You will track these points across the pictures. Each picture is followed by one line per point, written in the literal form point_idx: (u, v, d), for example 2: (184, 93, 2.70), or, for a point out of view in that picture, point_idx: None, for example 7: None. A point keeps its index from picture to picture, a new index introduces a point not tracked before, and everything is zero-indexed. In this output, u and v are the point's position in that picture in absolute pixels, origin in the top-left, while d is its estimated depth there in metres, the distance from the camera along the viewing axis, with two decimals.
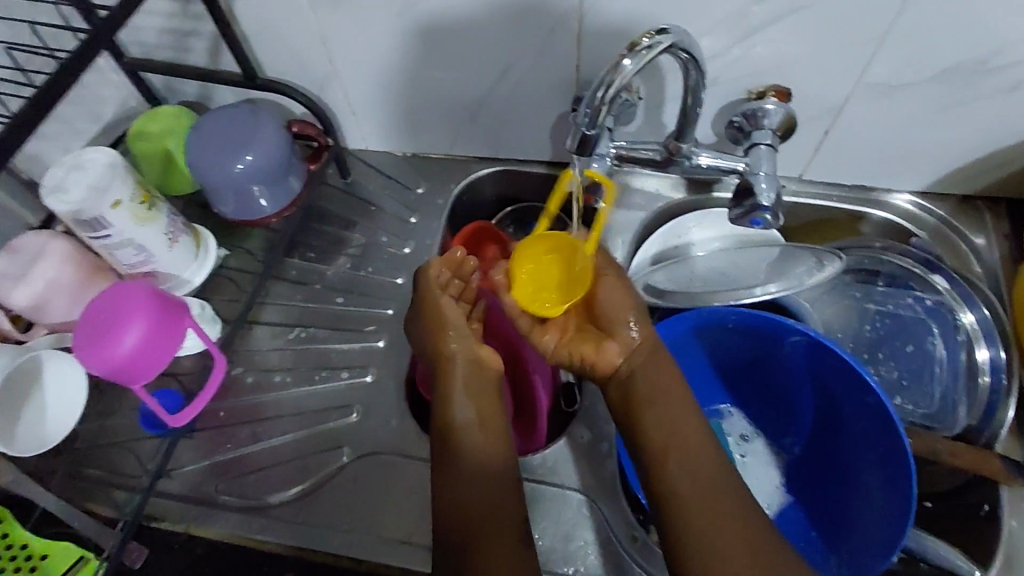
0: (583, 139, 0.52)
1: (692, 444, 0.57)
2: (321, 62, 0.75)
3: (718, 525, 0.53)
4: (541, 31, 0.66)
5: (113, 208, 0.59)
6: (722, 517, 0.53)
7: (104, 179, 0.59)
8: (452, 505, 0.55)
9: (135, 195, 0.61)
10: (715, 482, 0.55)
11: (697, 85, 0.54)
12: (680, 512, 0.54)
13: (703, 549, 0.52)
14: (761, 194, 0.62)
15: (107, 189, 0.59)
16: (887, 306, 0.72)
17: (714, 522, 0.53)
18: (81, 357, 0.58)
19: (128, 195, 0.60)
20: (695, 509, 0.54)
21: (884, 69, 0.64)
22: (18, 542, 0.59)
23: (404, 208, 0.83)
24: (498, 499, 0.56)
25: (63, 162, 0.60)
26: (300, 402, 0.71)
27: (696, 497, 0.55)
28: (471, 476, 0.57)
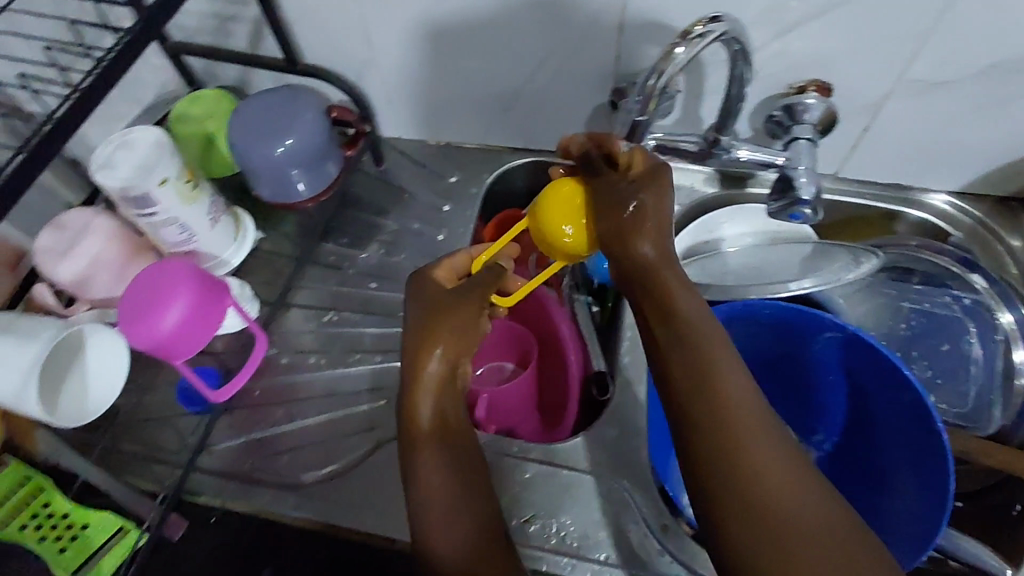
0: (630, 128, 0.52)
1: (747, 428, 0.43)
2: (360, 49, 0.75)
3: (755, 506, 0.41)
4: (581, 23, 0.67)
5: (160, 185, 0.60)
6: (750, 428, 0.43)
7: (152, 157, 0.60)
8: (403, 451, 0.52)
9: (181, 174, 0.62)
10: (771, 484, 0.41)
11: (741, 75, 0.55)
12: (698, 426, 0.44)
13: (736, 472, 0.42)
14: (802, 188, 0.62)
15: (154, 167, 0.60)
16: (922, 304, 0.71)
17: (753, 453, 0.42)
18: (126, 333, 0.60)
19: (175, 174, 0.61)
20: (712, 418, 0.44)
21: (926, 65, 0.64)
22: (59, 514, 0.60)
23: (437, 196, 0.83)
24: (463, 445, 0.53)
25: (111, 139, 0.62)
26: (333, 383, 0.71)
27: (715, 419, 0.44)
28: (444, 439, 0.52)
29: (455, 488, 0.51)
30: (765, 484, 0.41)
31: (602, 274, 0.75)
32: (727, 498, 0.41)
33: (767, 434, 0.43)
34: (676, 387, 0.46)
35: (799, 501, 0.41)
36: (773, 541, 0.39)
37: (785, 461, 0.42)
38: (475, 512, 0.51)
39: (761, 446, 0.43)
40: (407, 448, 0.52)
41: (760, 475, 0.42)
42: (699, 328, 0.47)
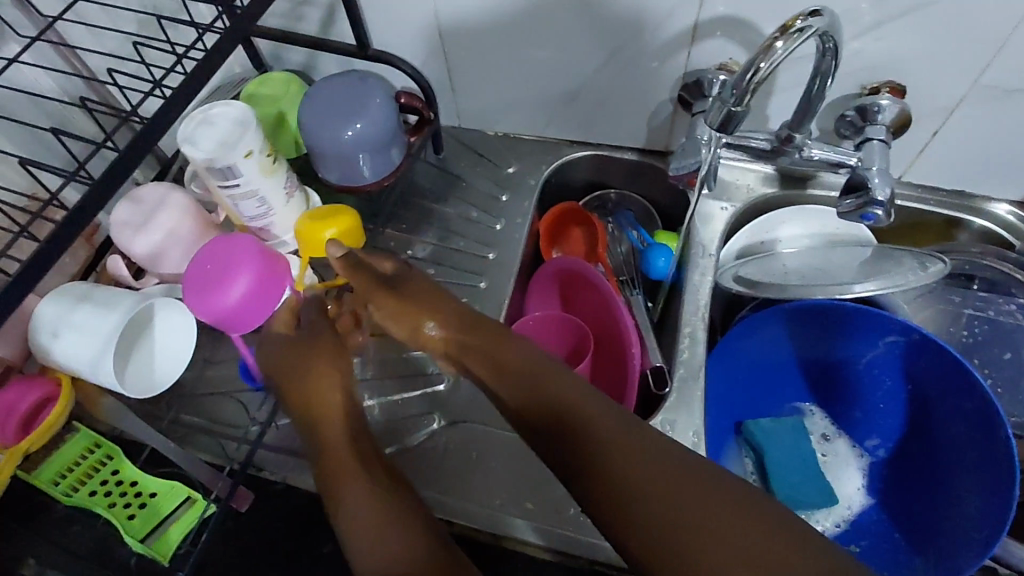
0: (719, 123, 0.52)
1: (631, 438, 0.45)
2: (430, 37, 0.76)
3: (664, 501, 0.42)
4: (656, 17, 0.67)
5: (245, 158, 0.63)
6: (643, 447, 0.45)
7: (238, 130, 0.63)
8: (328, 478, 0.52)
9: (264, 148, 0.65)
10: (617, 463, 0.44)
11: (828, 72, 0.54)
12: (583, 448, 0.46)
13: (634, 499, 0.42)
14: (876, 189, 0.61)
15: (240, 140, 0.62)
16: (986, 311, 0.71)
17: (629, 469, 0.44)
18: (194, 304, 0.61)
19: (258, 147, 0.64)
20: (584, 443, 0.46)
21: (1005, 70, 0.63)
22: (130, 481, 0.61)
23: (495, 186, 0.84)
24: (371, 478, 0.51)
25: (199, 113, 0.64)
26: (392, 367, 0.72)
27: (603, 461, 0.45)
28: (341, 461, 0.53)
29: (374, 502, 0.49)
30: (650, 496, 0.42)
31: (659, 270, 0.78)
32: (613, 503, 0.43)
33: (647, 460, 0.44)
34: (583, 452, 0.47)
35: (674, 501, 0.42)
36: (669, 526, 0.41)
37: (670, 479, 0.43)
38: (400, 521, 0.46)
39: (663, 472, 0.43)
40: (331, 473, 0.52)
41: (645, 495, 0.43)
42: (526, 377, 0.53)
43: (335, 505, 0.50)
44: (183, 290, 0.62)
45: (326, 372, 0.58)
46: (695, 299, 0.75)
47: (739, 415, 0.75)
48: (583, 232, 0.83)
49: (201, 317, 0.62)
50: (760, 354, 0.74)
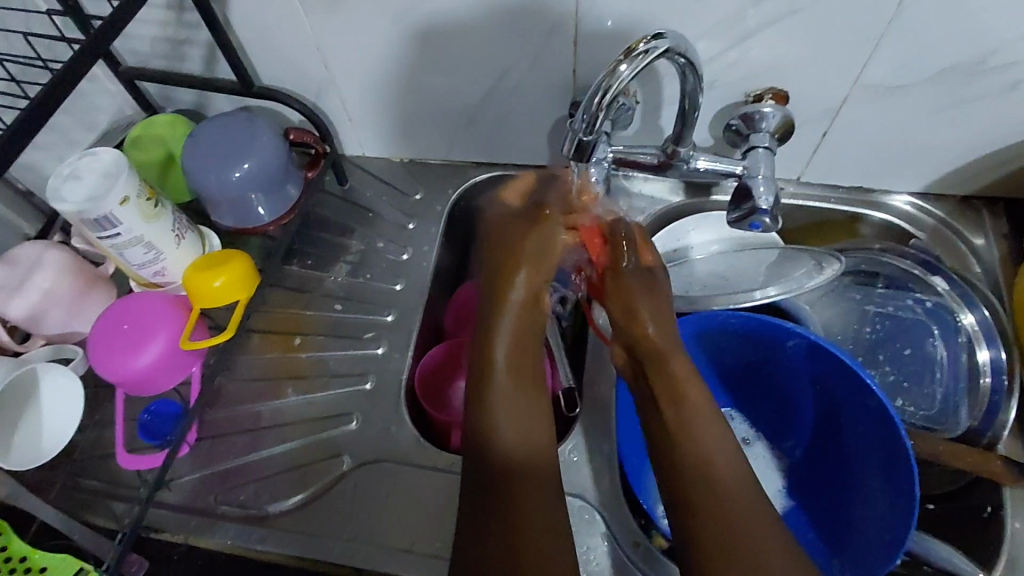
0: (581, 145, 0.51)
1: (719, 461, 0.55)
2: (318, 69, 0.74)
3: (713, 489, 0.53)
4: (536, 38, 0.66)
5: (121, 205, 0.59)
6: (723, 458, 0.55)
7: (110, 177, 0.59)
8: (484, 497, 0.52)
9: (142, 192, 0.61)
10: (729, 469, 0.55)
11: (694, 88, 0.54)
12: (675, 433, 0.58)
13: (706, 491, 0.54)
14: (759, 197, 0.62)
15: (114, 186, 0.59)
16: (886, 307, 0.72)
17: (699, 468, 0.55)
18: (102, 364, 0.63)
19: (136, 192, 0.60)
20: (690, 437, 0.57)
21: (880, 71, 0.64)
22: (18, 555, 0.58)
23: (402, 214, 0.82)
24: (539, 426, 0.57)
25: (68, 162, 0.61)
26: (299, 411, 0.70)
27: (695, 456, 0.56)
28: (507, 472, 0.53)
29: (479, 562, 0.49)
30: (737, 511, 0.52)
31: None
32: (706, 517, 0.52)
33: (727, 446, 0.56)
34: (671, 428, 0.58)
35: (737, 497, 0.53)
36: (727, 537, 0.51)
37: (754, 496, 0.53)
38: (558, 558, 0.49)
39: (728, 480, 0.54)
40: (489, 509, 0.51)
41: (730, 506, 0.52)
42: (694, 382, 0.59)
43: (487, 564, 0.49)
44: (92, 351, 0.63)
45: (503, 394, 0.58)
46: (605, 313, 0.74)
47: None
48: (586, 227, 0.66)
49: (107, 378, 0.63)
50: None
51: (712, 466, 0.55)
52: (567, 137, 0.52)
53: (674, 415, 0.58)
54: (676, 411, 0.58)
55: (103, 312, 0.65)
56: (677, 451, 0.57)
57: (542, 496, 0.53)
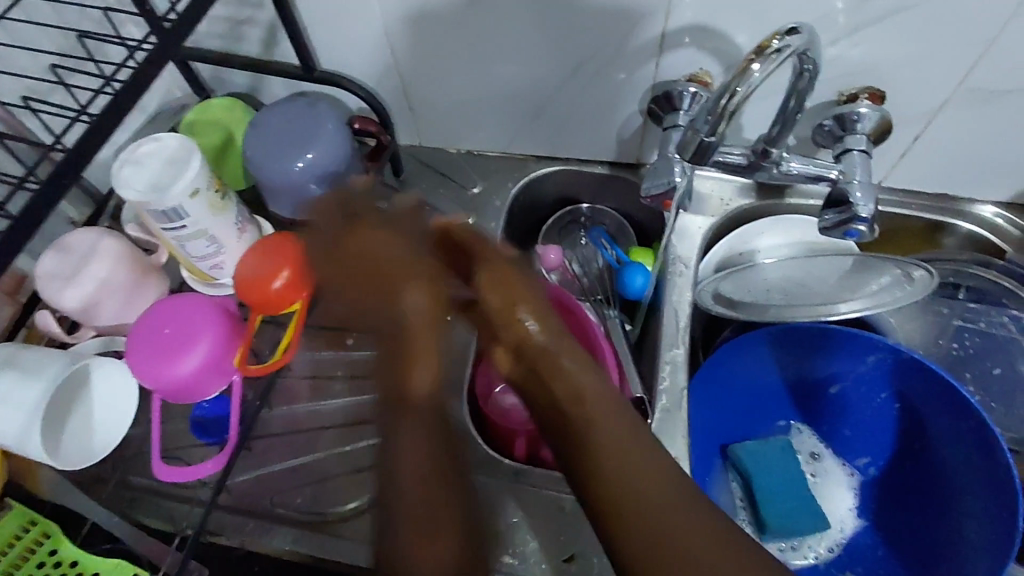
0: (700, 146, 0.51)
1: (595, 406, 0.41)
2: (383, 55, 0.71)
3: (591, 443, 0.39)
4: (621, 27, 0.62)
5: (191, 197, 0.56)
6: (593, 404, 0.41)
7: (180, 166, 0.56)
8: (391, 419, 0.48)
9: (212, 184, 0.58)
10: (589, 393, 0.42)
11: (806, 88, 0.50)
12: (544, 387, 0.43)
13: (609, 472, 0.37)
14: (860, 204, 0.58)
15: (184, 176, 0.55)
16: (976, 323, 0.68)
17: (591, 436, 0.39)
18: (148, 367, 0.58)
19: (206, 184, 0.57)
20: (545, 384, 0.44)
21: (989, 73, 0.60)
22: (68, 561, 0.55)
23: (460, 208, 0.79)
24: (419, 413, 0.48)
25: (133, 146, 0.58)
26: (356, 412, 0.67)
27: (595, 449, 0.39)
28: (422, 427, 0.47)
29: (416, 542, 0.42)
30: (617, 441, 0.39)
31: (636, 289, 0.74)
32: (603, 509, 0.37)
33: (613, 408, 0.40)
34: (513, 346, 0.47)
35: (641, 472, 0.37)
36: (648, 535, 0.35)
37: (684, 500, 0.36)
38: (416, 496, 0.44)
39: (632, 462, 0.37)
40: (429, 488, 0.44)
41: (625, 469, 0.37)
42: (552, 323, 0.47)
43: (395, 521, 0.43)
44: (132, 354, 0.58)
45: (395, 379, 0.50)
46: (675, 318, 0.71)
47: (723, 438, 0.71)
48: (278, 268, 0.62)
49: (149, 385, 0.59)
50: (743, 375, 0.71)
51: (611, 437, 0.39)
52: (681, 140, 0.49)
53: (560, 388, 0.43)
54: (545, 360, 0.45)
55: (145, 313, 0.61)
56: (564, 413, 0.42)
57: (429, 436, 0.47)
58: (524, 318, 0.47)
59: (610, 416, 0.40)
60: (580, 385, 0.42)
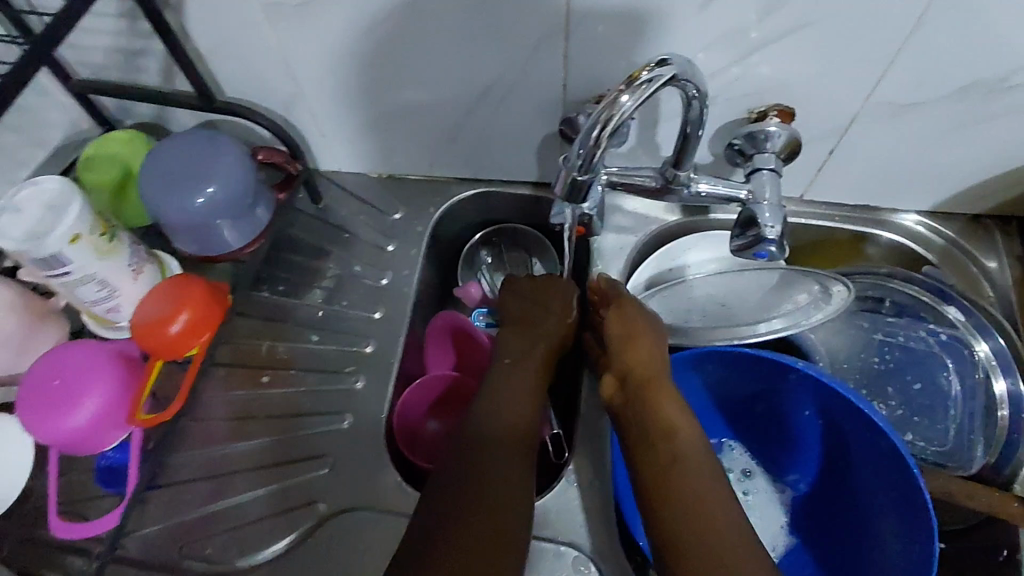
0: (577, 186, 0.47)
1: (696, 456, 0.52)
2: (288, 81, 0.69)
3: (694, 508, 0.49)
4: (524, 50, 0.61)
5: (72, 243, 0.54)
6: (695, 457, 0.52)
7: (58, 211, 0.54)
8: (463, 490, 0.49)
9: (96, 227, 0.56)
10: (707, 490, 0.50)
11: (699, 116, 0.49)
12: (642, 418, 0.56)
13: (673, 524, 0.49)
14: (766, 225, 0.57)
15: (63, 223, 0.53)
16: (896, 336, 0.67)
17: (677, 512, 0.49)
18: (38, 422, 0.56)
19: (88, 228, 0.55)
20: (666, 460, 0.52)
21: (894, 86, 0.59)
22: None
23: (381, 234, 0.77)
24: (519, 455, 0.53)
25: (9, 191, 0.55)
26: (270, 453, 0.65)
27: (691, 496, 0.50)
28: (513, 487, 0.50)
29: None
30: (710, 492, 0.50)
31: None
32: (686, 555, 0.47)
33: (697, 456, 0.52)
34: (653, 429, 0.55)
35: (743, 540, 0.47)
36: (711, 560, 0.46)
37: (765, 568, 0.45)
38: (506, 530, 0.47)
39: (732, 540, 0.47)
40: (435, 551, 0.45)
41: (718, 541, 0.47)
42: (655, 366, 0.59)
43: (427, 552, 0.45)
44: (22, 410, 0.56)
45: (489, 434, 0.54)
46: None
47: None
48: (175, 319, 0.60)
49: (42, 440, 0.57)
50: None
51: (687, 496, 0.50)
52: (561, 172, 0.48)
53: (665, 450, 0.53)
54: (669, 447, 0.53)
55: (36, 364, 0.58)
56: (665, 479, 0.51)
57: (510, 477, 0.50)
58: (670, 407, 0.55)
59: (712, 514, 0.48)
60: (700, 480, 0.50)
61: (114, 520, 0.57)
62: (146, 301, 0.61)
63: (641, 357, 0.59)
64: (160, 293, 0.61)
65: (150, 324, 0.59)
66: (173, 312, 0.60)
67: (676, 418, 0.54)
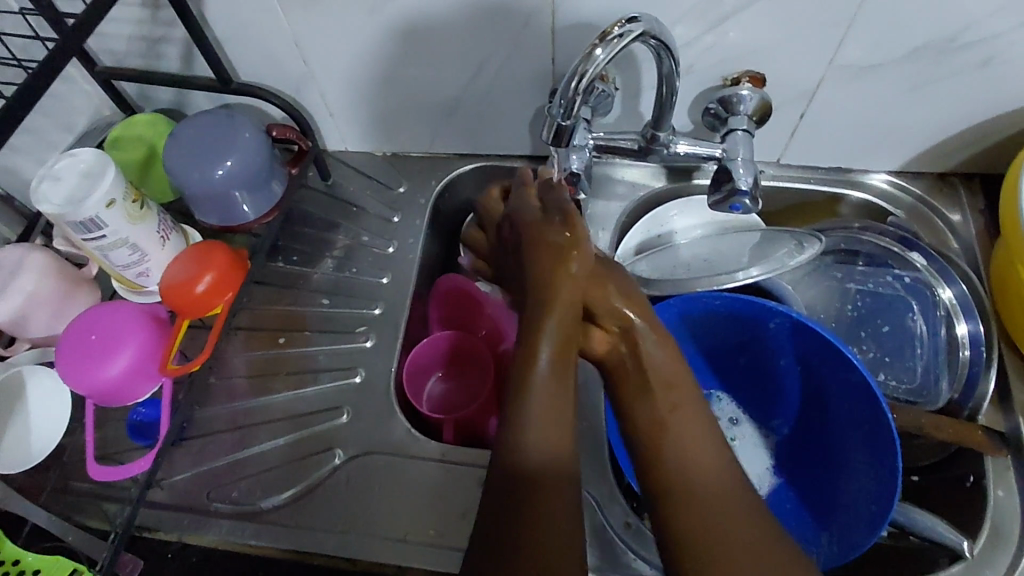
0: (559, 130, 0.53)
1: (686, 394, 0.55)
2: (298, 64, 0.74)
3: (686, 449, 0.52)
4: (515, 27, 0.66)
5: (108, 207, 0.59)
6: (683, 396, 0.55)
7: (93, 180, 0.59)
8: (517, 501, 0.47)
9: (128, 195, 0.61)
10: (691, 427, 0.53)
11: (670, 72, 0.55)
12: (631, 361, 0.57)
13: (673, 480, 0.51)
14: (740, 178, 0.62)
15: (100, 189, 0.58)
16: (867, 285, 0.73)
17: (670, 447, 0.52)
18: (71, 375, 0.61)
19: (122, 195, 0.60)
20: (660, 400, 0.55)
21: (853, 51, 0.65)
22: (10, 559, 0.57)
23: (386, 207, 0.83)
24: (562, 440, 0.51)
25: (46, 163, 0.60)
26: (288, 406, 0.70)
27: (683, 433, 0.53)
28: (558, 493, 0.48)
29: None
30: (695, 428, 0.53)
31: None
32: (675, 487, 0.50)
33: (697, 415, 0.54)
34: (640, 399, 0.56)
35: (727, 474, 0.50)
36: (699, 494, 0.49)
37: (746, 492, 0.49)
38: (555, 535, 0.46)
39: (717, 473, 0.50)
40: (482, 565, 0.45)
41: (706, 470, 0.51)
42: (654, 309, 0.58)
43: (494, 553, 0.45)
44: (59, 363, 0.61)
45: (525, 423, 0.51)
46: None
47: None
48: (198, 281, 0.65)
49: (79, 390, 0.62)
50: None
51: (690, 453, 0.52)
52: (545, 121, 0.54)
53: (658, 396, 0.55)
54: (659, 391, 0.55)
55: (72, 323, 0.64)
56: (659, 442, 0.53)
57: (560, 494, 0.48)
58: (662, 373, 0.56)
59: (699, 446, 0.52)
60: (685, 420, 0.53)
61: (149, 462, 0.62)
62: (174, 264, 0.66)
63: (624, 298, 0.57)
64: (185, 258, 0.66)
65: (174, 287, 0.64)
66: (196, 275, 0.65)
67: (662, 359, 0.56)
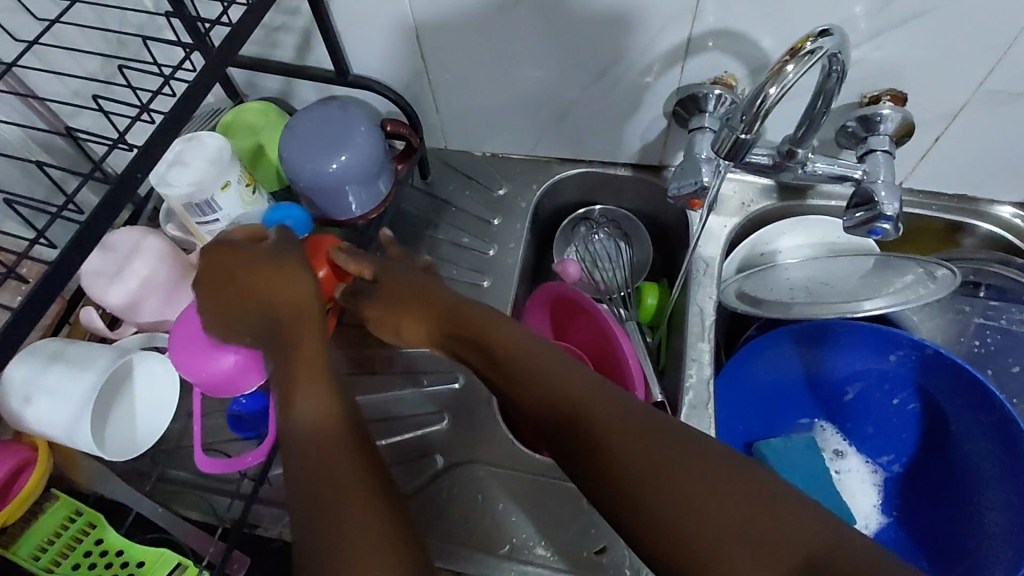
0: (736, 145, 0.53)
1: (546, 374, 0.48)
2: (413, 59, 0.73)
3: (596, 438, 0.43)
4: (647, 33, 0.64)
5: (223, 190, 0.59)
6: (578, 378, 0.47)
7: (211, 165, 0.59)
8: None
9: (242, 178, 0.62)
10: (590, 406, 0.45)
11: (831, 89, 0.52)
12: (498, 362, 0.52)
13: (611, 492, 0.41)
14: (885, 202, 0.59)
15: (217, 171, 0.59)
16: (999, 320, 0.72)
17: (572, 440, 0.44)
18: (185, 363, 0.59)
19: (237, 178, 0.61)
20: (544, 390, 0.47)
21: (1008, 75, 0.61)
22: (114, 549, 0.56)
23: (486, 209, 0.81)
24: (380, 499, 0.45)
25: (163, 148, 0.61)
26: (388, 407, 0.69)
27: (574, 415, 0.45)
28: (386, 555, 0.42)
29: None
30: (583, 409, 0.45)
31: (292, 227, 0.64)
32: (594, 481, 0.43)
33: (560, 407, 0.46)
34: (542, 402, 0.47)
35: (647, 449, 0.41)
36: (623, 484, 0.41)
37: (670, 473, 0.40)
38: None
39: (633, 453, 0.42)
40: None
41: (617, 451, 0.42)
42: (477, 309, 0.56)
43: None
44: (173, 348, 0.59)
45: (317, 453, 0.47)
46: (700, 318, 0.73)
47: (747, 435, 0.72)
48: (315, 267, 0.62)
49: (191, 380, 0.59)
50: (768, 373, 0.73)
51: (630, 463, 0.41)
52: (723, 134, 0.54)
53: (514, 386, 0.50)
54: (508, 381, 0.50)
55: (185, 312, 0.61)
56: (567, 432, 0.45)
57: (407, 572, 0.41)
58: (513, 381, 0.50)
59: (607, 426, 0.43)
60: (578, 397, 0.46)
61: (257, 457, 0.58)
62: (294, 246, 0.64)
63: (440, 311, 0.58)
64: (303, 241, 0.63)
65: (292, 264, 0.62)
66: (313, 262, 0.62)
67: (506, 343, 0.52)
